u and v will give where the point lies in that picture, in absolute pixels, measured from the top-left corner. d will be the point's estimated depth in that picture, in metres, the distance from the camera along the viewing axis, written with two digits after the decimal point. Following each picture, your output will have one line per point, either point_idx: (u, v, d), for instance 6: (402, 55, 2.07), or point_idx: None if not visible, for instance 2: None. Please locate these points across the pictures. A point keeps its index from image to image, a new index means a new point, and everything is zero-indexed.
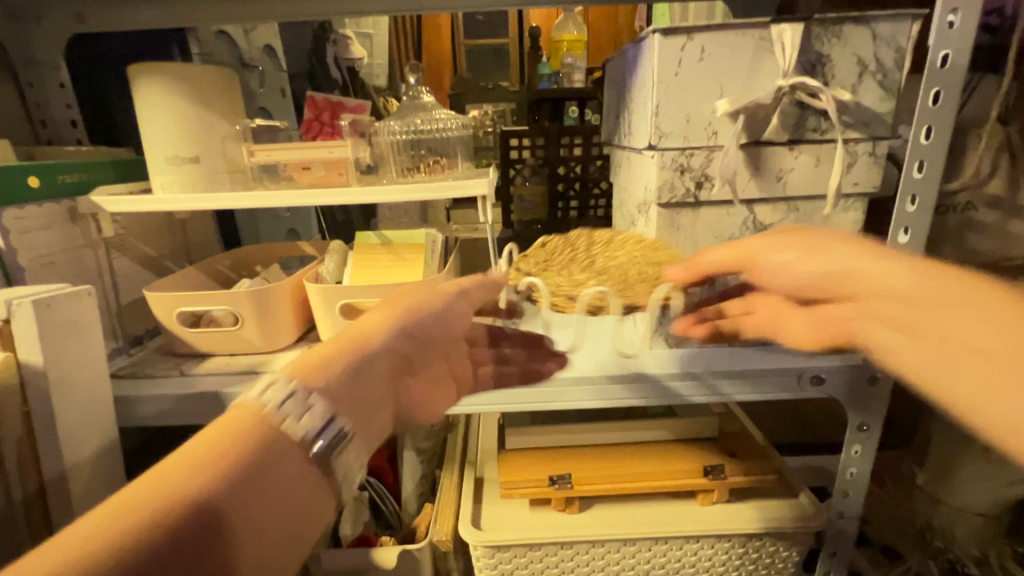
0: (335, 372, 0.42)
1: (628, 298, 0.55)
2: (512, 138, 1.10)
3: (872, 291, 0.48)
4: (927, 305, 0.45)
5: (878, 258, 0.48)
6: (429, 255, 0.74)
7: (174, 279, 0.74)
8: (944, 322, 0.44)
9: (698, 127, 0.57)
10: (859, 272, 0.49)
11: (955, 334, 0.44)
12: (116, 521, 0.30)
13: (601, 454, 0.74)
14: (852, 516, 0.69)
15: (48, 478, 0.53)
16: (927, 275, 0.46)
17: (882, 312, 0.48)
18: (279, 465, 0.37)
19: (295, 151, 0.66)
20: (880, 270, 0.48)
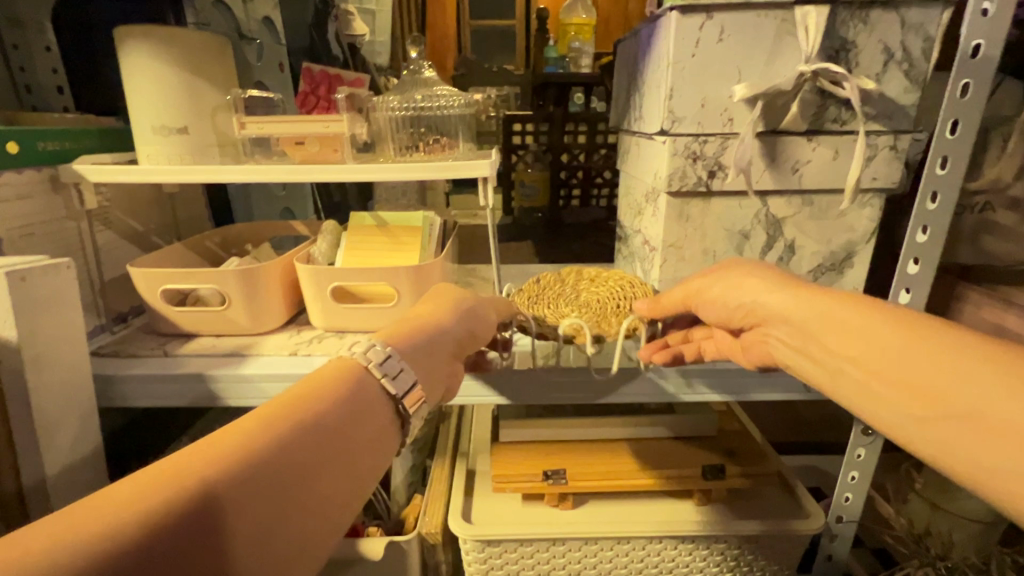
0: (416, 343, 0.46)
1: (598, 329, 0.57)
2: (514, 122, 1.08)
3: (783, 317, 0.45)
4: (828, 329, 0.42)
5: (785, 289, 0.46)
6: (427, 239, 0.71)
7: (160, 256, 0.71)
8: (848, 347, 0.41)
9: (714, 112, 0.54)
10: (760, 306, 0.47)
11: (863, 356, 0.40)
12: (143, 495, 0.29)
13: (597, 450, 0.72)
14: (852, 520, 0.68)
15: (23, 459, 0.51)
16: (827, 300, 0.43)
17: (794, 341, 0.45)
18: (305, 457, 0.36)
19: (287, 125, 0.63)
20: (787, 299, 0.45)
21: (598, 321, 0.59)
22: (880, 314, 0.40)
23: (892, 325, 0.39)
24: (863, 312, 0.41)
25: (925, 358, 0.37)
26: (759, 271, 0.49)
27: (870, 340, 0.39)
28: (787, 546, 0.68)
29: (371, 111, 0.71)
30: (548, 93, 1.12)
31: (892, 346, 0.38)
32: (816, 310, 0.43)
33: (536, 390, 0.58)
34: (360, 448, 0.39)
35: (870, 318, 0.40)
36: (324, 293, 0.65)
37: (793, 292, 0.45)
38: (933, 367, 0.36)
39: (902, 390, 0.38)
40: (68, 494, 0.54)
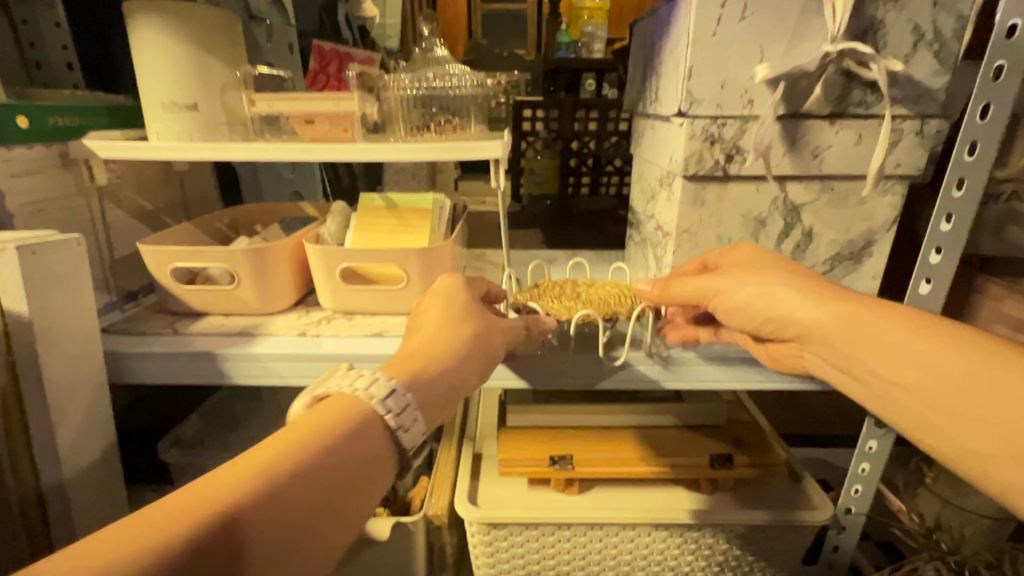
0: (420, 376, 0.45)
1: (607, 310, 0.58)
2: (526, 108, 1.06)
3: (823, 336, 0.47)
4: (873, 353, 0.45)
5: (824, 303, 0.47)
6: (436, 222, 0.70)
7: (168, 235, 0.71)
8: (900, 370, 0.44)
9: (734, 94, 0.53)
10: (791, 318, 0.48)
11: (914, 380, 0.44)
12: (140, 538, 0.29)
13: (604, 437, 0.72)
14: (861, 512, 0.67)
15: (35, 432, 0.51)
16: (864, 316, 0.46)
17: (832, 355, 0.48)
18: (304, 494, 0.35)
19: (298, 103, 0.62)
20: (828, 313, 0.47)
21: (605, 308, 0.58)
22: (934, 338, 0.43)
23: (947, 352, 0.42)
24: (916, 335, 0.44)
25: (976, 389, 0.41)
26: (796, 282, 0.49)
27: (919, 364, 0.43)
28: (795, 537, 0.68)
29: (381, 91, 0.70)
30: (560, 80, 1.11)
31: (932, 368, 0.43)
32: (865, 329, 0.45)
33: (543, 379, 0.58)
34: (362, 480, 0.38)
35: (925, 344, 0.43)
36: (333, 273, 0.65)
37: (832, 306, 0.47)
38: (982, 397, 0.40)
39: (949, 417, 0.42)
40: (80, 468, 0.54)
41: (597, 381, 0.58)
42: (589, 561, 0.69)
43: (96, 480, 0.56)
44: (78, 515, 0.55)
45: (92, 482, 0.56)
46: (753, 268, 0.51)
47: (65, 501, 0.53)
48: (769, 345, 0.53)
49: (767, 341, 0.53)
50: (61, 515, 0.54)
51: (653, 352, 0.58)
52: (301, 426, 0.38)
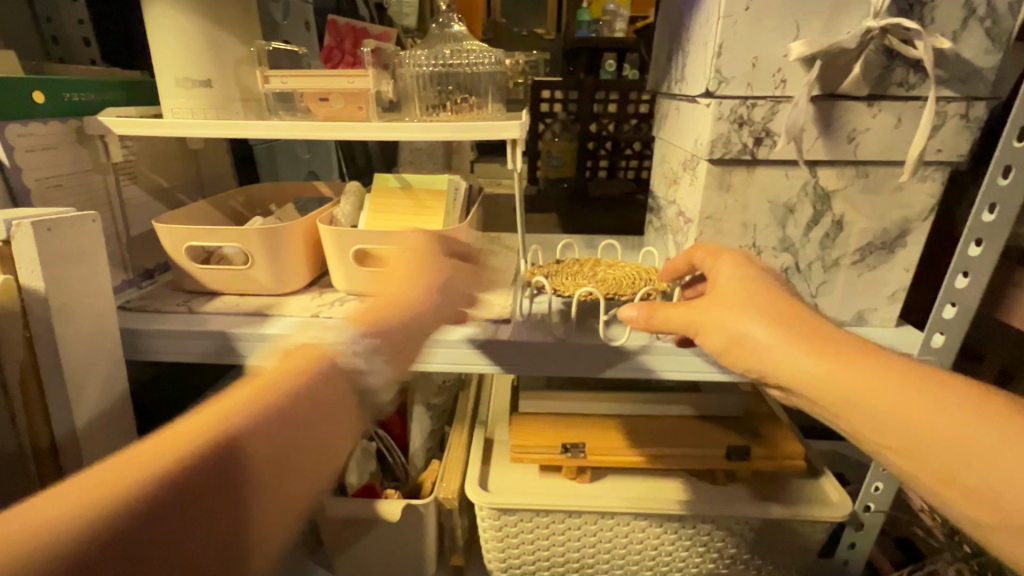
0: (391, 321, 0.51)
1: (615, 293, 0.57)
2: (544, 87, 1.03)
3: (807, 386, 0.43)
4: (856, 400, 0.41)
5: (800, 346, 0.43)
6: (451, 204, 0.69)
7: (192, 212, 0.72)
8: (897, 436, 0.40)
9: (766, 74, 0.50)
10: (774, 363, 0.44)
11: (914, 448, 0.40)
12: (165, 453, 0.37)
13: (618, 425, 0.71)
14: (881, 510, 0.65)
15: (55, 408, 0.51)
16: (849, 363, 0.42)
17: (814, 403, 0.43)
18: (290, 429, 0.43)
19: (311, 79, 0.61)
20: (807, 358, 0.43)
21: (612, 287, 0.59)
22: (929, 394, 0.40)
23: (945, 411, 0.39)
24: (915, 391, 0.40)
25: (965, 440, 0.38)
26: (772, 316, 0.45)
27: (915, 427, 0.39)
28: (810, 532, 0.66)
29: (397, 68, 0.69)
30: (580, 60, 1.06)
31: (919, 416, 0.39)
32: (862, 386, 0.41)
33: (557, 365, 0.58)
34: (336, 418, 0.47)
35: (916, 389, 0.40)
36: (346, 255, 0.64)
37: (813, 352, 0.43)
38: (984, 465, 0.37)
39: (945, 483, 0.39)
40: (97, 443, 0.55)
41: (607, 368, 0.57)
42: (599, 549, 0.68)
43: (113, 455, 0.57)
44: None
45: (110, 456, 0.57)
46: (725, 296, 0.47)
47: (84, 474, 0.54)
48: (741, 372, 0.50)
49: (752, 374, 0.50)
50: None
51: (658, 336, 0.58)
52: (280, 375, 0.45)
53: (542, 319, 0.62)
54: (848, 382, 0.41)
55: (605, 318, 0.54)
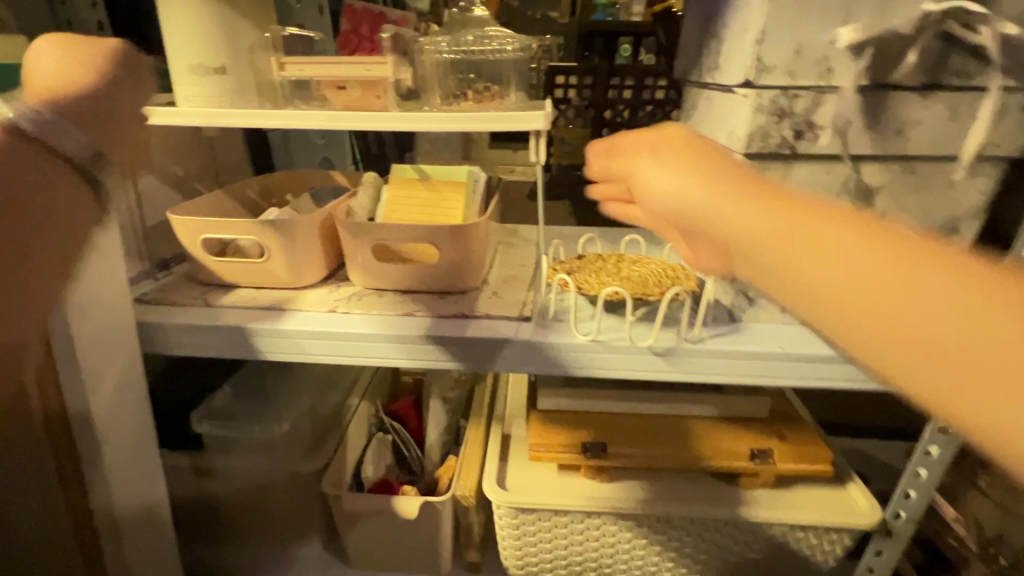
0: (67, 101, 0.38)
1: (641, 293, 0.55)
2: (559, 74, 0.98)
3: (749, 246, 0.31)
4: (790, 251, 0.29)
5: (737, 198, 0.32)
6: (470, 196, 0.67)
7: (35, 77, 0.39)
8: (859, 322, 0.27)
9: (811, 61, 0.47)
10: (685, 206, 0.34)
11: (863, 334, 0.27)
12: None
13: (639, 425, 0.69)
14: (913, 520, 0.63)
15: (70, 402, 0.52)
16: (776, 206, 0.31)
17: (748, 269, 0.32)
18: None
19: (327, 66, 0.59)
20: (747, 216, 0.31)
21: (638, 288, 0.57)
22: (943, 274, 0.25)
23: (958, 299, 0.25)
24: (910, 268, 0.26)
25: (937, 307, 0.25)
26: (720, 176, 0.33)
27: (893, 314, 0.26)
28: (835, 539, 0.65)
29: (416, 54, 0.67)
30: (595, 45, 1.00)
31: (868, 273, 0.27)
32: (798, 242, 0.29)
33: (583, 365, 0.56)
34: (53, 200, 0.37)
35: (854, 242, 0.28)
36: (364, 248, 0.63)
37: (755, 216, 0.31)
38: (1018, 387, 0.23)
39: (954, 419, 0.25)
40: (112, 440, 0.55)
41: (633, 369, 0.55)
42: (617, 548, 0.67)
43: (130, 453, 0.57)
44: (115, 483, 0.56)
45: (127, 452, 0.57)
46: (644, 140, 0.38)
47: (99, 468, 0.54)
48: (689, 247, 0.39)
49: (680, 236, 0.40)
50: (98, 481, 0.55)
51: (686, 337, 0.55)
52: None
53: (563, 318, 0.60)
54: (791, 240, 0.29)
55: (631, 319, 0.52)
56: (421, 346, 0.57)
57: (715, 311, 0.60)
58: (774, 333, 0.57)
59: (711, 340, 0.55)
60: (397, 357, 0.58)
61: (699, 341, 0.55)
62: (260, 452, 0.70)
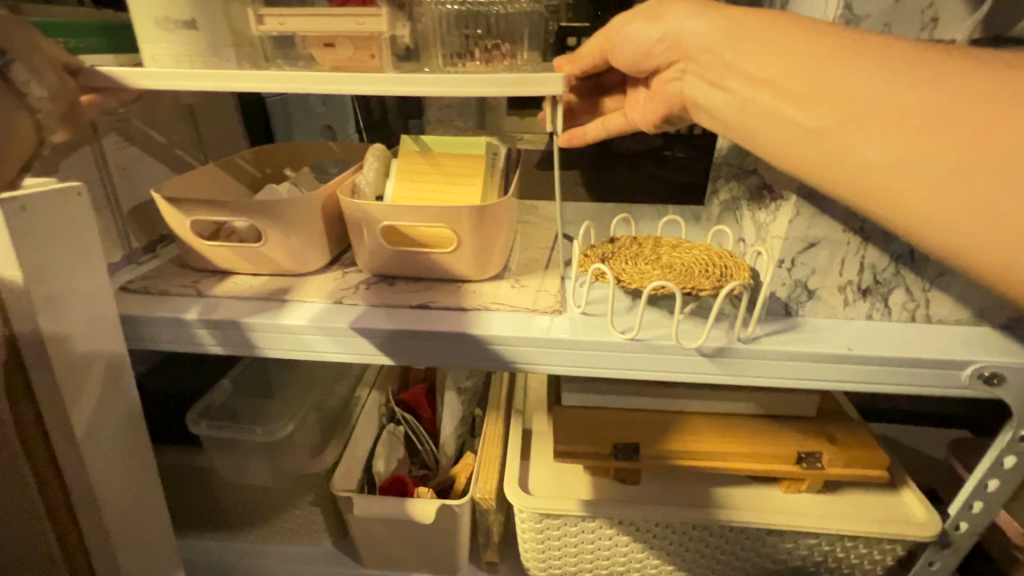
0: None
1: (689, 285, 0.48)
2: (569, 35, 0.73)
3: (724, 54, 0.41)
4: (760, 54, 0.38)
5: (719, 21, 0.42)
6: (489, 170, 0.60)
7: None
8: (809, 100, 0.36)
9: (912, 8, 0.39)
10: (690, 38, 0.45)
11: (808, 116, 0.36)
12: None
13: (674, 423, 0.63)
14: (974, 530, 0.58)
15: (47, 409, 0.46)
16: (755, 23, 0.39)
17: (715, 74, 0.43)
18: None
19: (311, 19, 0.51)
20: (734, 33, 0.41)
21: (685, 280, 0.49)
22: (877, 57, 0.34)
23: (872, 69, 0.33)
24: (829, 47, 0.35)
25: (864, 83, 0.34)
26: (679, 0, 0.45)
27: (838, 90, 0.34)
28: (888, 549, 0.59)
29: (415, 7, 0.57)
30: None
31: (819, 62, 0.35)
32: (770, 47, 0.38)
33: (619, 366, 0.50)
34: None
35: (810, 43, 0.36)
36: (372, 232, 0.56)
37: (734, 31, 0.40)
38: (903, 128, 0.32)
39: (852, 166, 0.35)
40: (96, 452, 0.49)
41: (675, 371, 0.49)
42: (648, 555, 0.62)
43: (116, 463, 0.52)
44: (105, 495, 0.51)
45: (111, 462, 0.51)
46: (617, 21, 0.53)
47: (86, 484, 0.49)
48: (658, 75, 0.53)
49: (665, 87, 0.52)
50: (86, 497, 0.49)
51: (739, 337, 0.48)
52: None
53: (596, 311, 0.53)
54: (766, 44, 0.38)
55: (680, 316, 0.46)
56: (439, 345, 0.50)
57: (770, 304, 0.52)
58: (837, 330, 0.50)
59: (767, 339, 0.49)
60: (412, 356, 0.52)
61: (755, 340, 0.48)
62: (262, 451, 0.66)
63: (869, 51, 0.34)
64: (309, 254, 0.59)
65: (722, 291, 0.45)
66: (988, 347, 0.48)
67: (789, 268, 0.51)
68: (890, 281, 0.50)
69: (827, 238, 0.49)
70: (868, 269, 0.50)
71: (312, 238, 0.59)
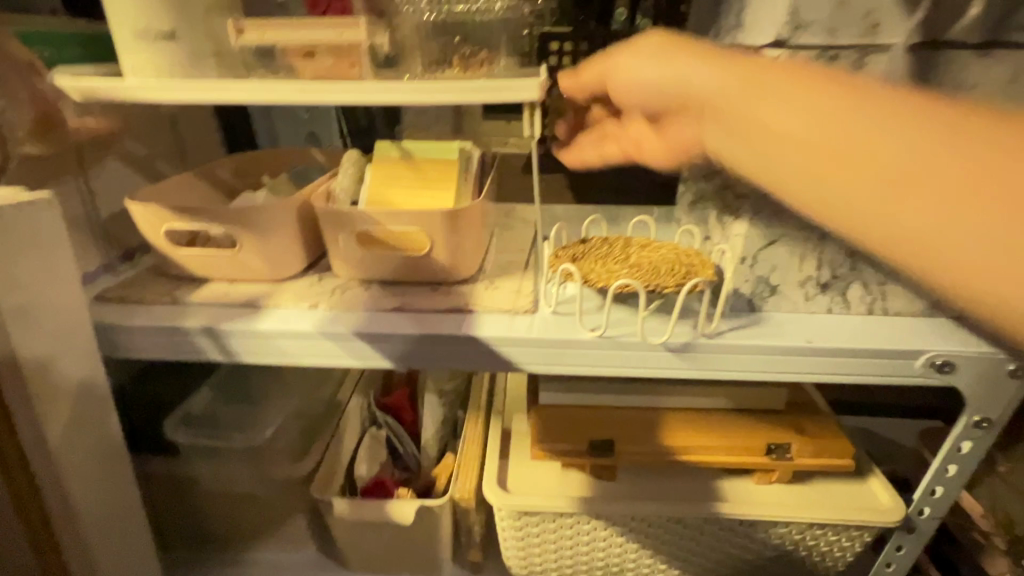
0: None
1: (655, 283, 0.50)
2: (551, 39, 0.74)
3: (711, 97, 0.38)
4: (771, 102, 0.35)
5: (720, 65, 0.38)
6: (463, 175, 0.61)
7: None
8: (837, 168, 0.33)
9: (855, 16, 0.41)
10: (684, 82, 0.41)
11: (826, 170, 0.33)
12: None
13: (648, 419, 0.64)
14: (936, 515, 0.60)
15: (21, 425, 0.45)
16: (760, 70, 0.36)
17: (716, 121, 0.39)
18: None
19: (296, 30, 0.52)
20: (743, 89, 0.36)
21: (650, 279, 0.51)
22: (900, 111, 0.31)
23: (895, 123, 0.31)
24: (847, 99, 0.33)
25: (885, 138, 0.31)
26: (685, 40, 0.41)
27: (862, 144, 0.31)
28: (855, 536, 0.61)
29: (394, 15, 0.58)
30: (590, 4, 0.73)
31: (836, 113, 0.33)
32: (782, 95, 0.35)
33: (588, 363, 0.51)
34: None
35: (827, 92, 0.33)
36: (348, 237, 0.57)
37: (738, 77, 0.37)
38: (936, 187, 0.29)
39: (882, 227, 0.31)
40: (71, 463, 0.50)
41: (642, 366, 0.51)
42: (626, 548, 0.64)
43: (90, 469, 0.52)
44: (78, 498, 0.51)
45: (85, 468, 0.51)
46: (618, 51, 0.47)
47: (61, 497, 0.49)
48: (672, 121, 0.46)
49: (680, 131, 0.45)
50: (57, 501, 0.49)
51: (703, 332, 0.50)
52: None
53: (568, 310, 0.55)
54: (789, 107, 0.35)
55: (645, 313, 0.47)
56: (413, 346, 0.52)
57: (734, 300, 0.54)
58: (799, 323, 0.52)
59: (731, 334, 0.50)
60: (386, 358, 0.52)
61: (719, 336, 0.50)
62: (241, 457, 0.66)
63: (889, 104, 0.32)
64: (286, 260, 0.60)
65: (686, 289, 0.47)
66: (941, 336, 0.51)
67: (751, 265, 0.53)
68: (847, 276, 0.52)
69: (787, 235, 0.51)
70: (826, 265, 0.52)
71: (289, 245, 0.59)
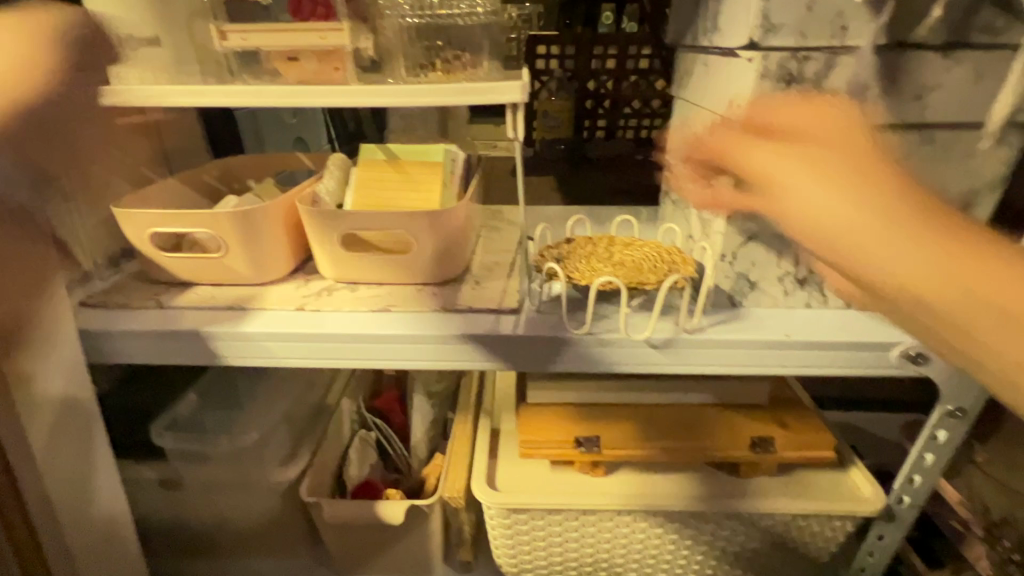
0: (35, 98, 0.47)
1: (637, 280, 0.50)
2: (539, 43, 0.76)
3: (810, 214, 0.34)
4: (853, 229, 0.32)
5: (797, 171, 0.34)
6: (448, 177, 0.62)
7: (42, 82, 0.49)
8: (1000, 331, 0.30)
9: (824, 18, 0.43)
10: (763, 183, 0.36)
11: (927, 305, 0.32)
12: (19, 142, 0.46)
13: (634, 416, 0.65)
14: (915, 503, 0.61)
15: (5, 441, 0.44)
16: (831, 186, 0.33)
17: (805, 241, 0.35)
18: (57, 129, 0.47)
19: (278, 33, 0.52)
20: (826, 205, 0.33)
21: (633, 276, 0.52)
22: (985, 251, 0.30)
23: (979, 270, 0.30)
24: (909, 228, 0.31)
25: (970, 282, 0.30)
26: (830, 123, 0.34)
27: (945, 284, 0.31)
28: (838, 525, 0.63)
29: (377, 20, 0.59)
30: (576, 9, 0.76)
31: (928, 246, 0.31)
32: (867, 225, 0.32)
33: (572, 361, 0.52)
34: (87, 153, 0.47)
35: (911, 228, 0.31)
36: (333, 240, 0.57)
37: (829, 188, 0.33)
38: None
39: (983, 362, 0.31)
40: (54, 476, 0.49)
41: (626, 363, 0.52)
42: (614, 543, 0.64)
43: (66, 474, 0.50)
44: (62, 512, 0.50)
45: (66, 477, 0.50)
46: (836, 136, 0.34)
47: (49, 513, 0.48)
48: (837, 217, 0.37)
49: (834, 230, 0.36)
50: (44, 518, 0.48)
51: (684, 328, 0.51)
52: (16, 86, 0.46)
53: (554, 309, 0.55)
54: (962, 270, 0.30)
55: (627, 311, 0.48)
56: (399, 346, 0.52)
57: (715, 295, 0.56)
58: (778, 319, 0.53)
59: (712, 330, 0.51)
60: (372, 358, 0.53)
61: (701, 332, 0.51)
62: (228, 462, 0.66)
63: (964, 241, 0.31)
64: (271, 263, 0.60)
65: (667, 286, 0.48)
66: None
67: (730, 261, 0.54)
68: (824, 272, 0.53)
69: (764, 232, 0.52)
70: (803, 261, 0.53)
71: (274, 249, 0.60)
